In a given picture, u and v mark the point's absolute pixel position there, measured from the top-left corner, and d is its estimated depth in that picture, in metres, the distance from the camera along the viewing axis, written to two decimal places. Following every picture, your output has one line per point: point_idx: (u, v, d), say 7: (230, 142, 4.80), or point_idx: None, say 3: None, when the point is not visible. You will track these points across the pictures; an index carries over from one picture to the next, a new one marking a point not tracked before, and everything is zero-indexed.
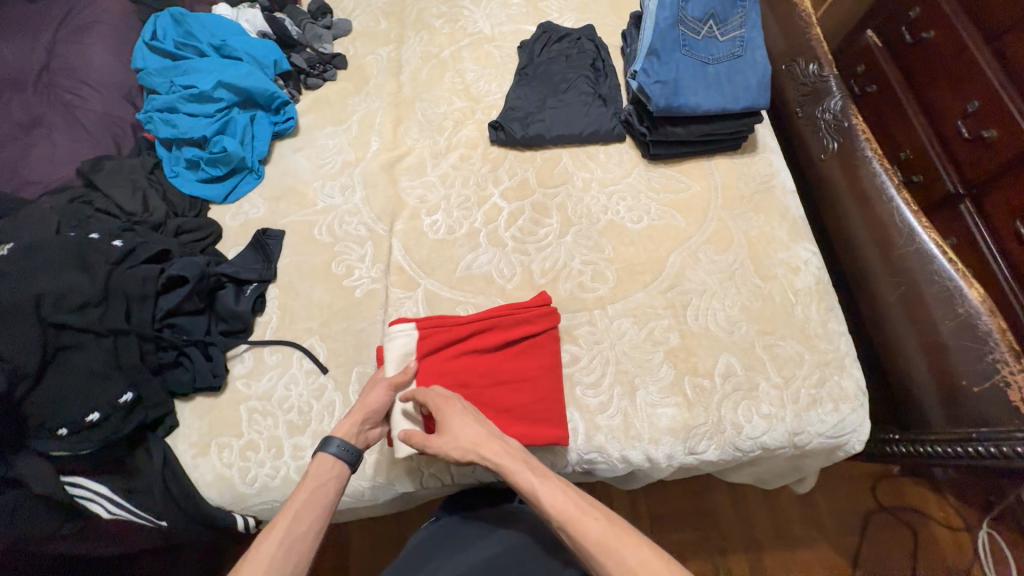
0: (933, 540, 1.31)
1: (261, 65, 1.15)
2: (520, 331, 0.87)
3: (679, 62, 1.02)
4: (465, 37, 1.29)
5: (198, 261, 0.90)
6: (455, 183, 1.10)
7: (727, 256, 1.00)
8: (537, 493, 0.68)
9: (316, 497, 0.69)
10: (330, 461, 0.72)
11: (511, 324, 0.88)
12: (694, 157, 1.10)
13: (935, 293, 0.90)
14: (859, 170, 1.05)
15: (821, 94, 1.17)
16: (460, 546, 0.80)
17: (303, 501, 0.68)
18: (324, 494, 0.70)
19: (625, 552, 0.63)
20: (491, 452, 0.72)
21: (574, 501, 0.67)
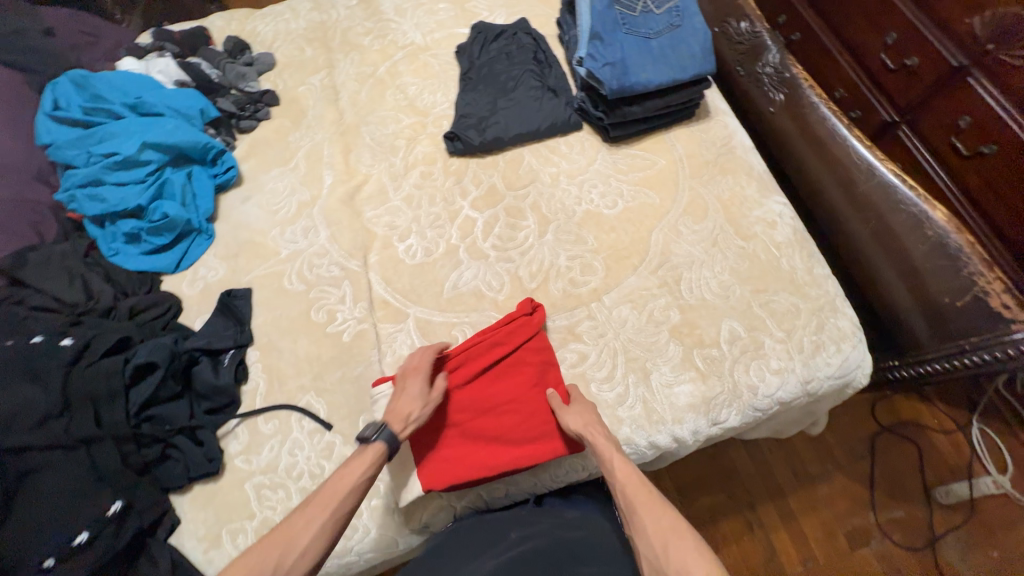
0: (934, 447, 1.39)
1: (186, 117, 1.06)
2: (496, 352, 0.84)
3: (622, 42, 1.01)
4: (398, 50, 1.24)
5: (166, 340, 0.82)
6: (422, 203, 1.05)
7: (706, 224, 1.00)
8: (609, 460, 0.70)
9: (363, 482, 0.67)
10: (383, 449, 0.70)
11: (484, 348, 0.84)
12: (653, 133, 1.10)
13: (903, 221, 0.94)
14: (809, 117, 1.09)
15: (757, 50, 1.21)
16: (481, 545, 0.74)
17: (349, 486, 0.65)
18: (366, 479, 0.67)
19: (661, 511, 0.63)
20: (595, 432, 0.74)
21: (627, 465, 0.69)
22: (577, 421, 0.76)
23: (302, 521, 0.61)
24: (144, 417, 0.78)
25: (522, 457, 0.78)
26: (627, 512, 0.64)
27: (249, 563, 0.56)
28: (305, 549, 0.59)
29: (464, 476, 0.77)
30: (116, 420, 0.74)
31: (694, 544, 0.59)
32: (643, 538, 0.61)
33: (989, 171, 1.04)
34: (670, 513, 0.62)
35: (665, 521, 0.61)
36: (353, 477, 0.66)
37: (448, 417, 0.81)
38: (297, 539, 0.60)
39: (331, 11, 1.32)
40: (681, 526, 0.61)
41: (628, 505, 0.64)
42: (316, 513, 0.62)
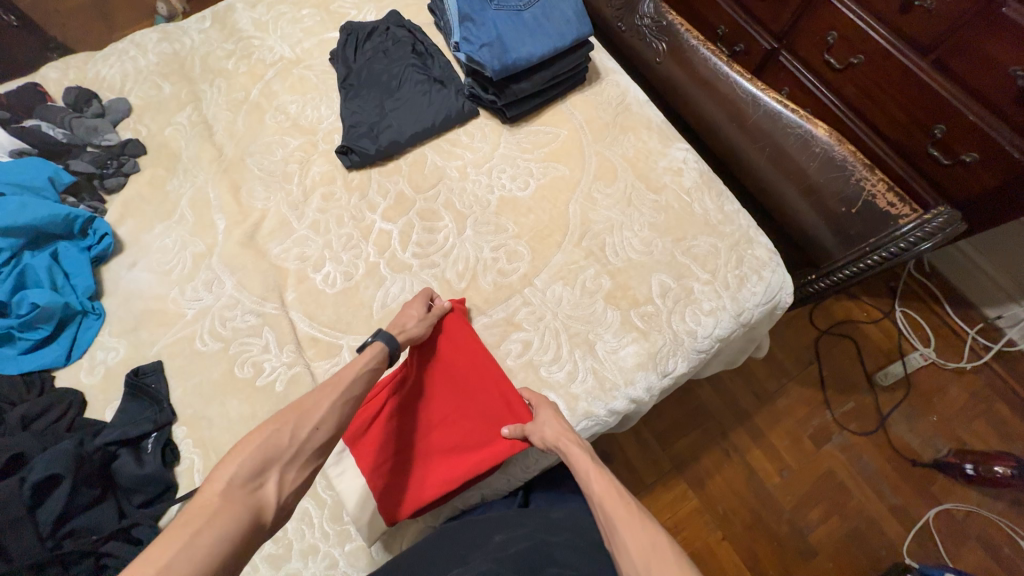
0: (868, 337, 1.51)
1: (33, 189, 0.90)
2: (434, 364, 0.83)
3: (494, 19, 0.98)
4: (269, 68, 1.15)
5: (67, 445, 0.73)
6: (330, 226, 0.99)
7: (617, 185, 1.01)
8: (587, 475, 0.65)
9: (367, 368, 0.70)
10: (384, 348, 0.73)
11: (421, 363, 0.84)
12: (550, 105, 1.09)
13: (794, 143, 0.99)
14: (692, 60, 1.11)
15: (633, 2, 1.21)
16: (462, 546, 0.72)
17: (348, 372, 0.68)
18: (369, 370, 0.70)
19: (640, 526, 0.57)
20: (569, 440, 0.70)
21: (610, 484, 0.64)
22: (546, 414, 0.75)
23: (313, 401, 0.62)
24: (63, 534, 0.69)
25: (482, 460, 0.77)
26: (608, 531, 0.59)
27: (265, 438, 0.56)
28: (318, 427, 0.60)
29: (430, 496, 0.76)
30: (28, 548, 0.66)
31: (678, 560, 0.53)
32: (625, 556, 0.56)
33: (862, 79, 1.11)
34: (651, 529, 0.57)
35: (645, 538, 0.56)
36: (353, 367, 0.69)
37: (399, 442, 0.79)
38: (308, 417, 0.60)
39: (183, 38, 1.19)
40: (666, 544, 0.55)
41: (608, 520, 0.60)
42: (323, 396, 0.63)
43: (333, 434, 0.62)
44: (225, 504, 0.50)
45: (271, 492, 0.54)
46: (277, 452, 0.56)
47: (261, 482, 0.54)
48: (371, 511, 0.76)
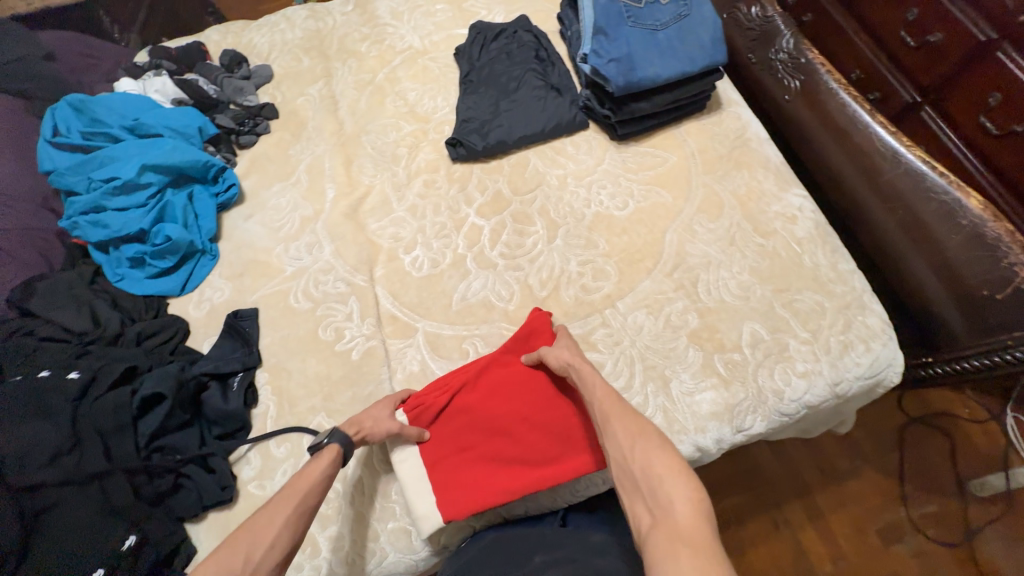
0: (966, 438, 1.31)
1: (185, 136, 1.01)
2: (507, 371, 0.83)
3: (628, 35, 0.94)
4: (397, 55, 1.20)
5: (172, 368, 0.81)
6: (427, 212, 1.02)
7: (721, 222, 0.96)
8: (590, 382, 0.71)
9: (323, 478, 0.67)
10: (337, 450, 0.71)
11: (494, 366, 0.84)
12: (664, 128, 1.05)
13: (935, 211, 0.88)
14: (827, 104, 1.03)
15: (771, 35, 1.13)
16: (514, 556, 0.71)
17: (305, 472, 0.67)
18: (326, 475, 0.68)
19: (630, 419, 0.63)
20: (580, 362, 0.75)
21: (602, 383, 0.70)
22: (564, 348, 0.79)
23: (267, 517, 0.60)
24: (154, 447, 0.77)
25: (543, 479, 0.75)
26: (602, 424, 0.65)
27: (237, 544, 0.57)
28: (273, 545, 0.58)
29: (485, 503, 0.75)
30: (126, 451, 0.74)
31: (660, 442, 0.58)
32: (613, 441, 0.61)
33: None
34: (638, 420, 0.62)
35: (628, 425, 0.62)
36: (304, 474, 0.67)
37: (461, 441, 0.80)
38: (261, 536, 0.58)
39: (327, 18, 1.29)
40: (649, 428, 0.61)
41: (604, 417, 0.65)
42: (278, 509, 0.61)
43: (286, 555, 0.59)
44: None
45: None
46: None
47: None
48: (425, 504, 0.76)
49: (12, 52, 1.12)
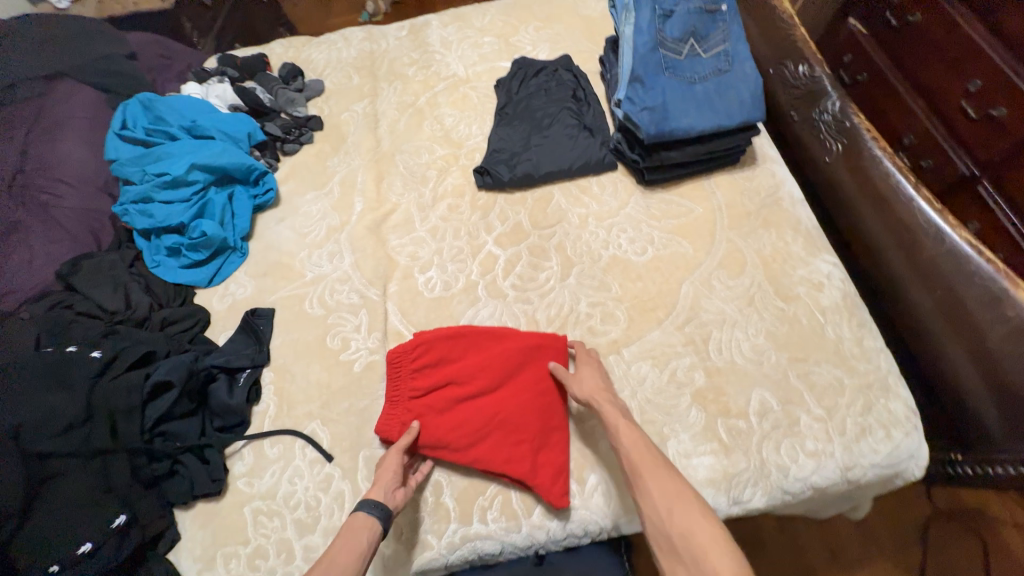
0: (1003, 546, 1.18)
1: (233, 139, 1.08)
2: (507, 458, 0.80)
3: (664, 86, 0.91)
4: (441, 81, 1.25)
5: (185, 358, 0.85)
6: (446, 235, 1.05)
7: (742, 279, 0.92)
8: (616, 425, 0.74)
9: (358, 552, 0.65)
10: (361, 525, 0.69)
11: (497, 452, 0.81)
12: (693, 177, 1.03)
13: (977, 298, 0.82)
14: (868, 172, 0.97)
15: (816, 95, 1.07)
16: None
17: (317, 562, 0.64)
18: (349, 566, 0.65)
19: (665, 480, 0.66)
20: (602, 397, 0.79)
21: (641, 441, 0.71)
22: (585, 392, 0.80)
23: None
24: (157, 432, 0.81)
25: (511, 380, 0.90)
26: (631, 475, 0.69)
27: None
28: None
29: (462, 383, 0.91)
30: (131, 433, 0.78)
31: (700, 509, 0.62)
32: (649, 502, 0.65)
33: None
34: (675, 483, 0.65)
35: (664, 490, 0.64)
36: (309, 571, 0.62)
37: None
38: None
39: (381, 41, 1.36)
40: (686, 491, 0.64)
41: (633, 471, 0.68)
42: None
43: None
44: None
45: None
46: None
47: None
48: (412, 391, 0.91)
49: (101, 50, 1.25)
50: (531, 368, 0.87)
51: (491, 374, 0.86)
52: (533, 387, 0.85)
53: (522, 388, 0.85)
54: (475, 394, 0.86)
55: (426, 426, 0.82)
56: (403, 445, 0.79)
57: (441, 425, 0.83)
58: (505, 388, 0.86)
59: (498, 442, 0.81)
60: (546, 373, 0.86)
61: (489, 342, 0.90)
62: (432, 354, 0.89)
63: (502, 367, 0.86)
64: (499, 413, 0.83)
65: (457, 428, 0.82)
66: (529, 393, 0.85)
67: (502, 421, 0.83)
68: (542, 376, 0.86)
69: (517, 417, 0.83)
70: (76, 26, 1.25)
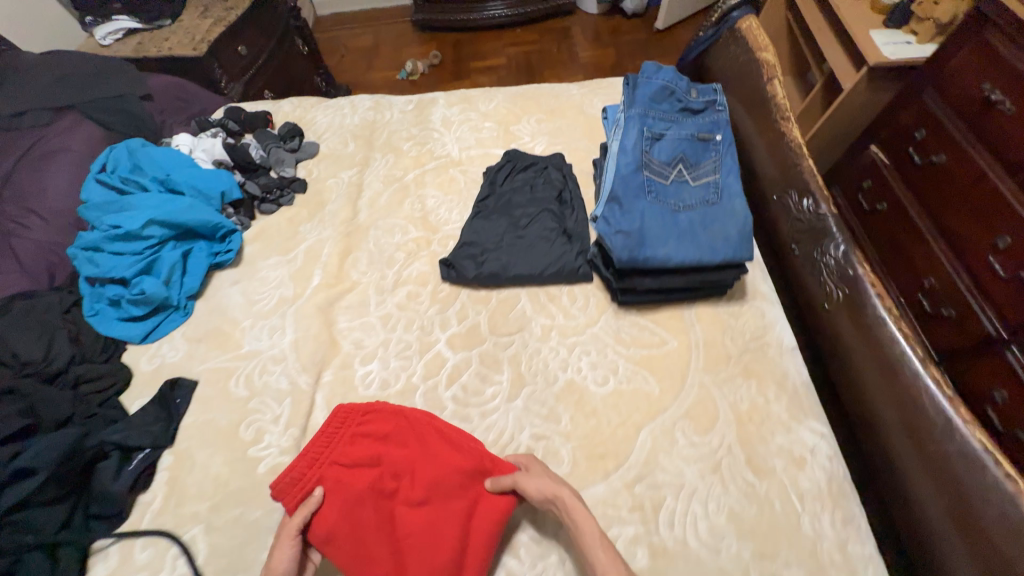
0: None
1: (206, 197, 1.07)
2: None
3: (644, 210, 0.85)
4: (432, 160, 1.23)
5: (70, 432, 0.77)
6: (397, 326, 0.97)
7: (710, 437, 0.79)
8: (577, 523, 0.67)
9: None
10: None
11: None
12: (673, 304, 0.94)
13: (998, 526, 0.64)
14: (870, 333, 0.84)
15: (819, 234, 0.96)
16: None
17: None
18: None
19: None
20: (564, 493, 0.70)
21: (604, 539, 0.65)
22: (538, 487, 0.71)
23: None
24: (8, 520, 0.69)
25: None
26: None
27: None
28: None
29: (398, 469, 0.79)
30: None
31: None
32: None
33: None
34: None
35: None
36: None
37: None
38: None
39: (386, 112, 1.36)
40: None
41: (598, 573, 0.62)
42: None
43: None
44: None
45: None
46: None
47: None
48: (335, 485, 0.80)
49: (117, 90, 1.29)
50: (469, 498, 0.73)
51: (427, 481, 0.74)
52: (462, 524, 0.70)
53: (449, 517, 0.71)
54: (398, 493, 0.74)
55: (329, 508, 0.71)
56: (296, 527, 0.69)
57: (348, 515, 0.71)
58: (434, 506, 0.73)
59: (392, 569, 0.68)
60: (484, 513, 0.71)
61: (439, 442, 0.77)
62: (374, 427, 0.79)
63: (440, 482, 0.73)
64: (412, 532, 0.71)
65: (359, 527, 0.70)
66: (454, 524, 0.71)
67: (411, 544, 0.70)
68: (479, 514, 0.72)
69: (427, 549, 0.69)
70: (102, 68, 1.33)
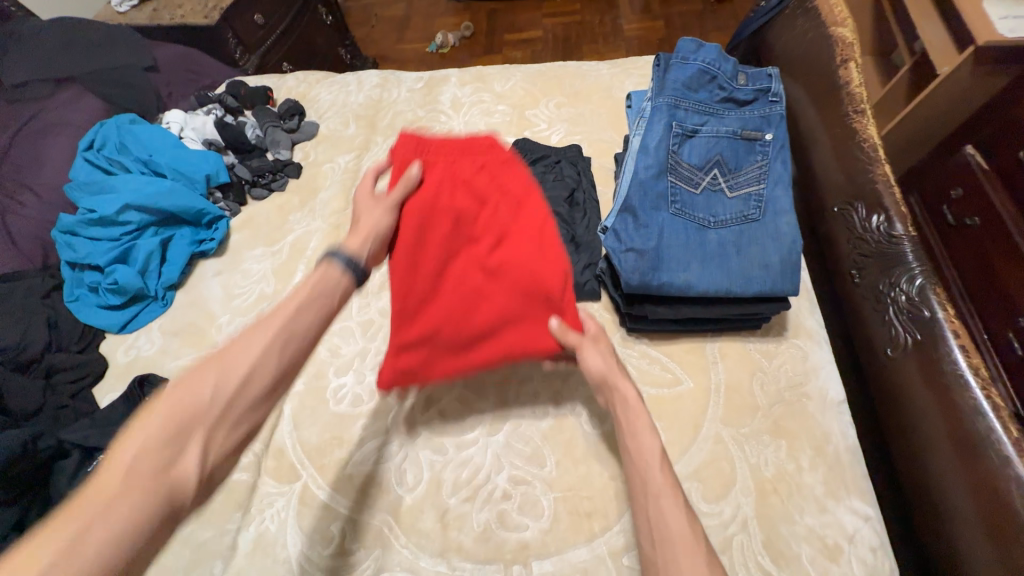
0: None
1: (189, 180, 1.02)
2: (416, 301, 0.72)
3: (663, 225, 0.71)
4: None
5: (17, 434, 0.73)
6: (377, 335, 0.87)
7: (723, 507, 0.66)
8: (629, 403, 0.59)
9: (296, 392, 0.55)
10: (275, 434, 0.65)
11: (417, 296, 0.72)
12: (692, 335, 0.79)
13: None
14: (944, 395, 0.65)
15: (888, 260, 0.78)
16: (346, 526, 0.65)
17: (226, 401, 0.48)
18: (262, 393, 0.50)
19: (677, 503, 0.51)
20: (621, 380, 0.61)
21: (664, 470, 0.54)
22: (596, 365, 0.62)
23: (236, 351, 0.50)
24: None
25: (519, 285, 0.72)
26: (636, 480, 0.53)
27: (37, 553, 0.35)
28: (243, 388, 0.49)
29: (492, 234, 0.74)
30: None
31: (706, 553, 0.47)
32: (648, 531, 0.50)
33: None
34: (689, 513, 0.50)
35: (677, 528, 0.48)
36: (255, 356, 0.51)
37: None
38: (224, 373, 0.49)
39: (394, 89, 1.24)
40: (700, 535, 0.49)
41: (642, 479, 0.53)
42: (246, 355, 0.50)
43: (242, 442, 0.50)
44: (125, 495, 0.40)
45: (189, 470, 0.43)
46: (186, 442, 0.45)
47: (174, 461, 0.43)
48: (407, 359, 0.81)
49: (118, 61, 1.23)
50: (520, 311, 0.71)
51: (507, 263, 0.70)
52: (499, 319, 0.71)
53: (490, 309, 0.71)
54: (479, 244, 0.72)
55: (419, 209, 0.69)
56: (394, 200, 0.68)
57: (431, 229, 0.70)
58: (495, 283, 0.71)
59: (428, 288, 0.72)
60: (525, 333, 0.71)
61: (537, 248, 0.70)
62: (504, 181, 0.72)
63: (518, 271, 0.70)
64: (462, 283, 0.72)
65: (430, 220, 0.70)
66: (495, 309, 0.71)
67: (447, 297, 0.72)
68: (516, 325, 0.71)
69: (459, 309, 0.72)
70: (106, 36, 1.27)
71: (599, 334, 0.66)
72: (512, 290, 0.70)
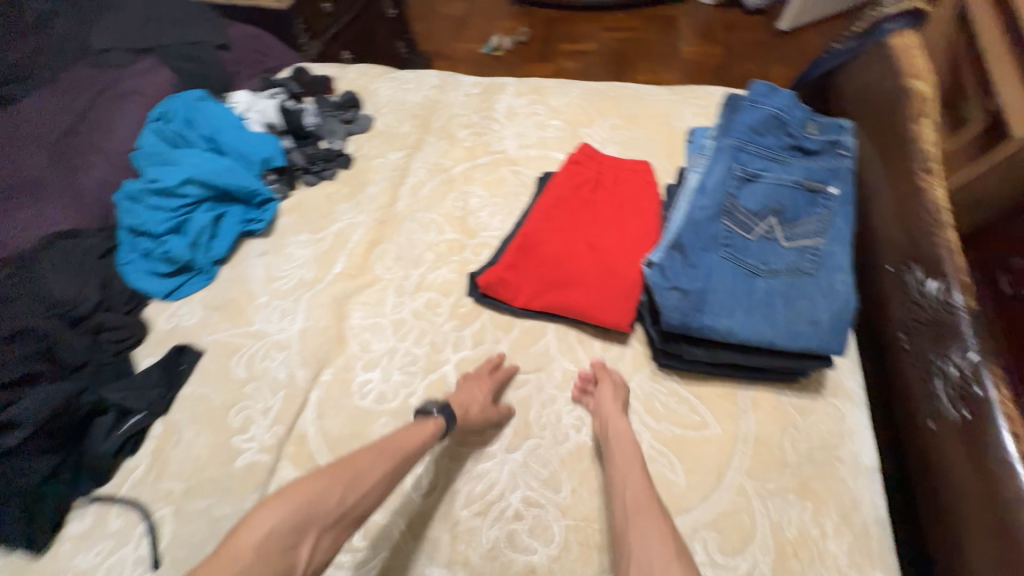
0: None
1: (247, 161, 1.05)
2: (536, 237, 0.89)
3: (712, 268, 0.71)
4: (486, 154, 1.11)
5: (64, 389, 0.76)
6: (408, 335, 0.88)
7: (739, 562, 0.64)
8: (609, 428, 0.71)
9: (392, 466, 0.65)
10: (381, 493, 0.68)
11: (540, 234, 0.89)
12: (725, 380, 0.77)
13: None
14: (989, 485, 0.61)
15: (942, 330, 0.74)
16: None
17: (340, 514, 0.58)
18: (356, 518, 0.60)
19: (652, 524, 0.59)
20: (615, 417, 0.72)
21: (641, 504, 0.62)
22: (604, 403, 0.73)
23: (367, 463, 0.63)
24: None
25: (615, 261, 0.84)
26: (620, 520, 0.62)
27: None
28: (362, 496, 0.60)
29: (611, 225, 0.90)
30: None
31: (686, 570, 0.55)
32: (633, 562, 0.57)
33: None
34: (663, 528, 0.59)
35: (654, 551, 0.56)
36: (370, 479, 0.62)
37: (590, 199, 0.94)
38: (357, 481, 0.61)
39: (450, 92, 1.25)
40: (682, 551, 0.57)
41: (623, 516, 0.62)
42: (378, 461, 0.64)
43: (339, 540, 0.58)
44: (252, 563, 0.50)
45: (303, 556, 0.54)
46: (319, 516, 0.56)
47: (298, 544, 0.54)
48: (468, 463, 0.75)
49: (196, 37, 1.29)
50: (604, 275, 0.82)
51: (613, 242, 0.86)
52: (585, 273, 0.83)
53: (577, 266, 0.84)
54: (600, 223, 0.89)
55: (561, 196, 0.93)
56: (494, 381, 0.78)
57: (572, 202, 0.92)
58: (596, 251, 0.85)
59: (546, 234, 0.89)
60: (601, 291, 0.81)
61: (633, 238, 0.86)
62: (638, 194, 0.92)
63: (617, 249, 0.84)
64: (572, 242, 0.87)
65: (556, 208, 0.92)
66: (586, 266, 0.84)
67: (557, 246, 0.87)
68: (596, 291, 0.81)
69: (559, 257, 0.86)
70: (186, 12, 1.33)
71: (617, 382, 0.76)
72: (607, 258, 0.84)
